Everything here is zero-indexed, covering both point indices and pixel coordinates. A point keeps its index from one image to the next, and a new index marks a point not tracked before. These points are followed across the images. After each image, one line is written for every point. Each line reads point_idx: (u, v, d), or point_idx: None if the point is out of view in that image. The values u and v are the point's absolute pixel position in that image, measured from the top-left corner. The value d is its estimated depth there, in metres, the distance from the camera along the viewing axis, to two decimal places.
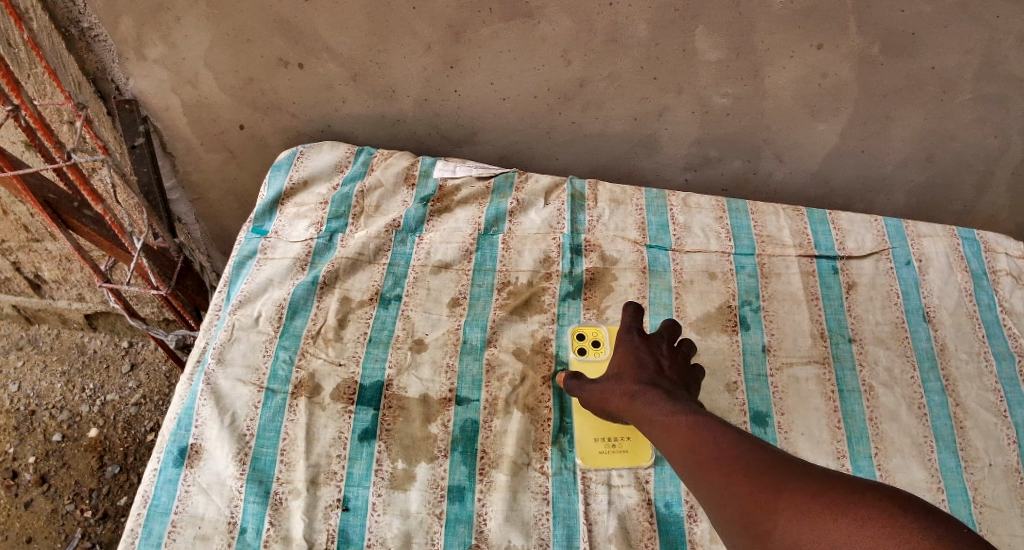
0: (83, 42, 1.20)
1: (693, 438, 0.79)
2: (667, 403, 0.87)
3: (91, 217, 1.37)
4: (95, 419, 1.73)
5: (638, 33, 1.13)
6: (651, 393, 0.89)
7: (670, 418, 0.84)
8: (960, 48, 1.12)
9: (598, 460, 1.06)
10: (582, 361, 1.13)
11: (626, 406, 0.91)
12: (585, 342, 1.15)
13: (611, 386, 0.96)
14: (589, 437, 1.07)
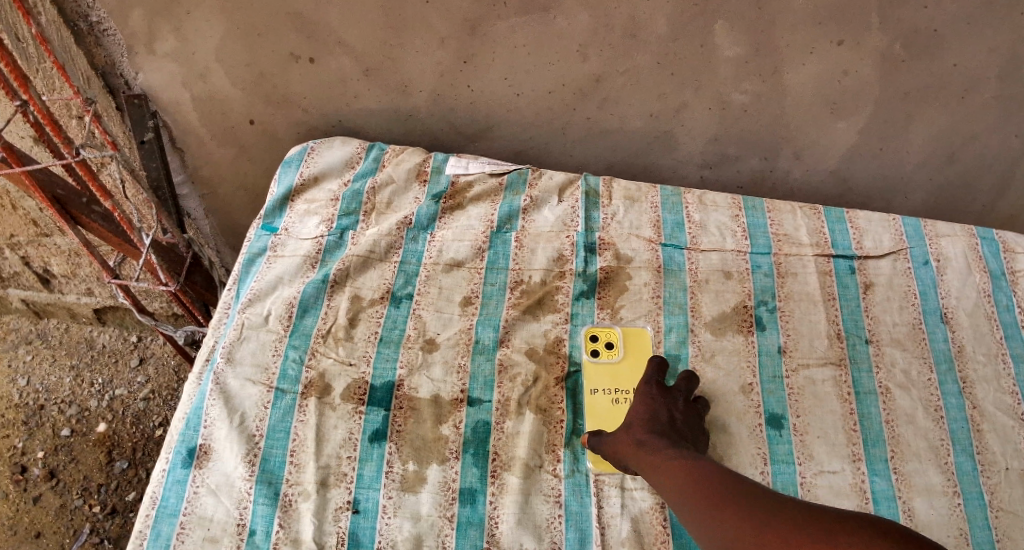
0: (93, 36, 1.19)
1: (693, 479, 0.88)
2: (671, 450, 0.95)
3: (100, 213, 1.36)
4: (104, 414, 1.72)
5: (656, 28, 1.12)
6: (656, 441, 0.97)
7: (672, 462, 0.92)
8: (985, 46, 1.10)
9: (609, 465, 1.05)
10: (596, 363, 1.12)
11: (633, 452, 0.97)
12: (598, 344, 1.14)
13: (619, 434, 1.01)
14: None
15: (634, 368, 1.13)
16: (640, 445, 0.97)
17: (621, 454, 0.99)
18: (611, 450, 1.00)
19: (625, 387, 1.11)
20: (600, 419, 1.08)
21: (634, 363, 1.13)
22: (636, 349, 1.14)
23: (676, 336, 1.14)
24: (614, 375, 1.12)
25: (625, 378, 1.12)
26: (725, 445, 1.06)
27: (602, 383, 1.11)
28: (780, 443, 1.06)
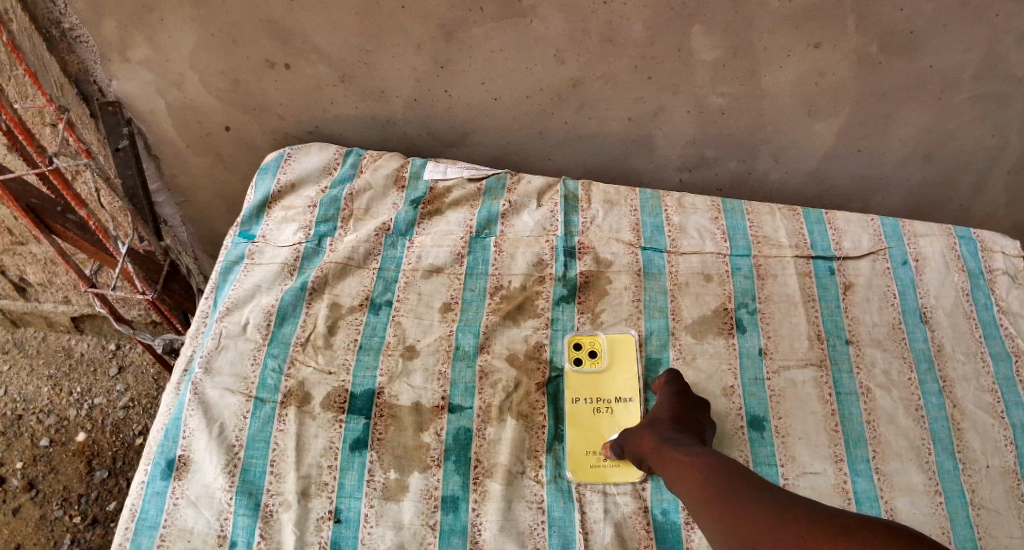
0: (65, 43, 1.18)
1: (698, 481, 0.84)
2: (684, 447, 0.92)
3: (75, 222, 1.34)
4: (83, 424, 1.70)
5: (633, 32, 1.11)
6: (672, 440, 0.94)
7: (682, 462, 0.89)
8: (959, 48, 1.11)
9: (589, 474, 1.04)
10: (578, 371, 1.12)
11: (654, 449, 0.95)
12: (581, 351, 1.13)
13: (642, 434, 1.00)
14: (582, 450, 1.06)
15: (617, 375, 1.13)
16: (658, 443, 0.95)
17: (644, 452, 0.97)
18: (636, 449, 0.99)
19: (607, 395, 1.11)
20: (581, 426, 1.09)
21: (617, 370, 1.13)
22: (619, 356, 1.14)
23: (657, 340, 1.14)
24: (596, 382, 1.12)
25: (607, 388, 1.12)
26: None
27: (584, 391, 1.11)
28: (763, 445, 1.06)
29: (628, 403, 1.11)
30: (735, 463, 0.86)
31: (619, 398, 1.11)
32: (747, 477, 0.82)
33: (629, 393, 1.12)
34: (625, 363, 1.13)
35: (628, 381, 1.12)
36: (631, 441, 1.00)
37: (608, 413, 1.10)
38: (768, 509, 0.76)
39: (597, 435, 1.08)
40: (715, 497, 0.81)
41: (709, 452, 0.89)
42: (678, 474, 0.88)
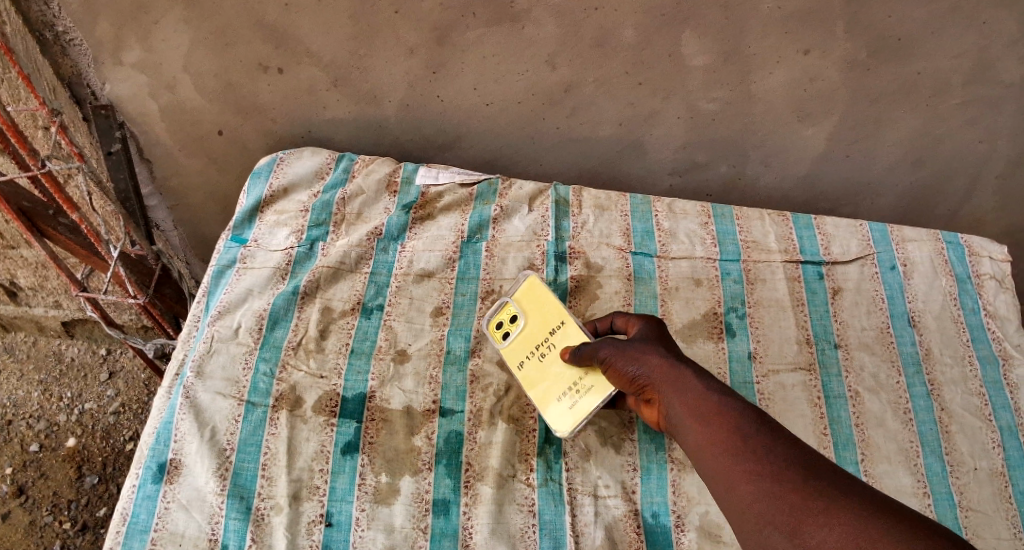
0: (58, 46, 1.17)
1: (709, 441, 0.75)
2: (692, 386, 0.81)
3: (67, 225, 1.34)
4: (73, 429, 1.69)
5: (625, 37, 1.12)
6: (678, 372, 0.83)
7: (701, 397, 0.79)
8: (948, 53, 1.12)
9: (574, 420, 0.99)
10: (506, 342, 1.08)
11: (663, 370, 0.84)
12: (502, 323, 1.10)
13: (639, 354, 0.87)
14: (555, 403, 1.01)
15: (540, 315, 1.06)
16: (661, 373, 0.84)
17: (647, 370, 0.86)
18: (635, 366, 0.87)
19: (541, 338, 1.05)
20: (538, 384, 1.03)
21: (534, 315, 1.07)
22: (531, 298, 1.08)
23: None
24: (524, 337, 1.07)
25: (538, 334, 1.05)
26: None
27: (521, 352, 1.06)
28: None
29: (564, 328, 1.03)
30: (756, 413, 0.76)
31: (552, 330, 1.04)
32: (769, 440, 0.72)
33: (558, 320, 1.04)
34: (538, 301, 1.07)
35: (552, 311, 1.05)
36: (625, 357, 0.89)
37: (551, 351, 1.03)
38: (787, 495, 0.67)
39: (556, 380, 1.02)
40: (727, 466, 0.72)
41: (723, 397, 0.78)
42: (686, 419, 0.79)
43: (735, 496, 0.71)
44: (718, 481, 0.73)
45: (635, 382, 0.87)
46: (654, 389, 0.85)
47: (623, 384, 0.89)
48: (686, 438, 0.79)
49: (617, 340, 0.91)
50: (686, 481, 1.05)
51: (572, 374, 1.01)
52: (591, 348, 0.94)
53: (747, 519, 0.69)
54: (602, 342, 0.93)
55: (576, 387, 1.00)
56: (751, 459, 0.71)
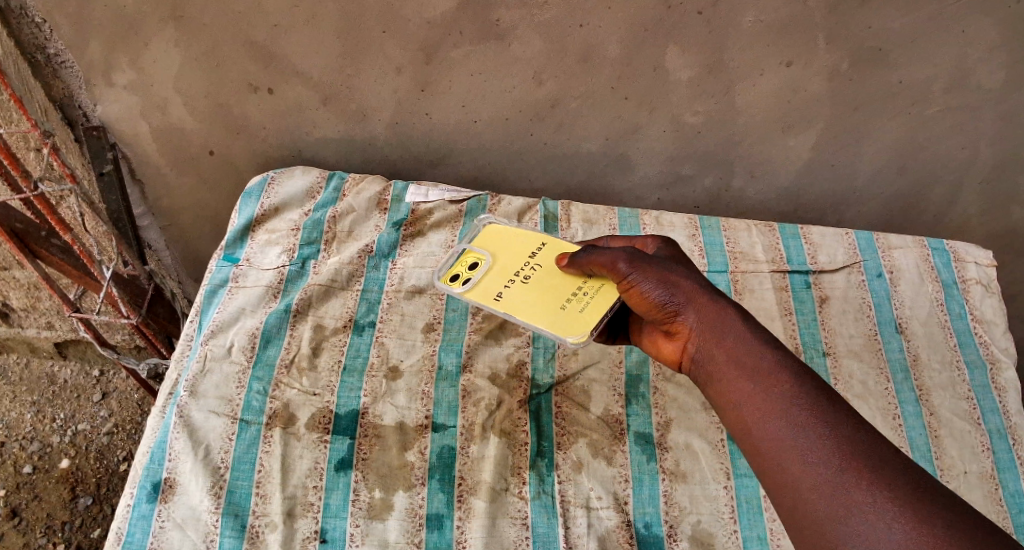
0: (50, 69, 1.19)
1: (762, 400, 0.74)
2: (737, 333, 0.79)
3: (59, 246, 1.35)
4: (66, 450, 1.69)
5: (610, 53, 1.14)
6: (720, 314, 0.82)
7: (747, 346, 0.78)
8: (928, 63, 1.14)
9: (591, 323, 0.93)
10: (474, 281, 1.01)
11: (702, 305, 0.82)
12: (458, 271, 1.03)
13: (674, 280, 0.84)
14: (560, 315, 0.94)
15: (509, 246, 1.05)
16: (698, 309, 0.82)
17: (682, 297, 0.83)
18: (669, 287, 0.83)
19: (517, 266, 1.02)
20: (530, 305, 0.96)
21: (501, 249, 1.04)
22: (493, 237, 1.06)
23: (637, 355, 1.16)
24: (497, 269, 1.02)
25: (513, 264, 1.02)
26: (687, 460, 1.07)
27: (496, 282, 1.00)
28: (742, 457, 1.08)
29: (546, 248, 1.03)
30: (811, 378, 0.75)
31: (532, 253, 1.03)
32: (827, 409, 0.71)
33: (537, 244, 1.04)
34: (505, 236, 1.06)
35: (525, 240, 1.05)
36: (657, 278, 0.84)
37: (538, 271, 1.00)
38: (846, 472, 0.66)
39: (553, 294, 0.97)
40: (778, 429, 0.72)
41: (781, 358, 0.76)
42: (731, 366, 0.78)
43: (785, 462, 0.70)
44: (766, 444, 0.72)
45: (664, 310, 0.84)
46: (685, 322, 0.83)
47: (646, 308, 0.85)
48: (729, 389, 0.78)
49: (646, 257, 0.86)
50: (677, 491, 1.05)
51: (569, 286, 0.97)
52: (610, 258, 0.87)
53: (795, 488, 0.68)
54: (625, 253, 0.87)
55: (578, 295, 0.96)
56: (810, 430, 0.70)
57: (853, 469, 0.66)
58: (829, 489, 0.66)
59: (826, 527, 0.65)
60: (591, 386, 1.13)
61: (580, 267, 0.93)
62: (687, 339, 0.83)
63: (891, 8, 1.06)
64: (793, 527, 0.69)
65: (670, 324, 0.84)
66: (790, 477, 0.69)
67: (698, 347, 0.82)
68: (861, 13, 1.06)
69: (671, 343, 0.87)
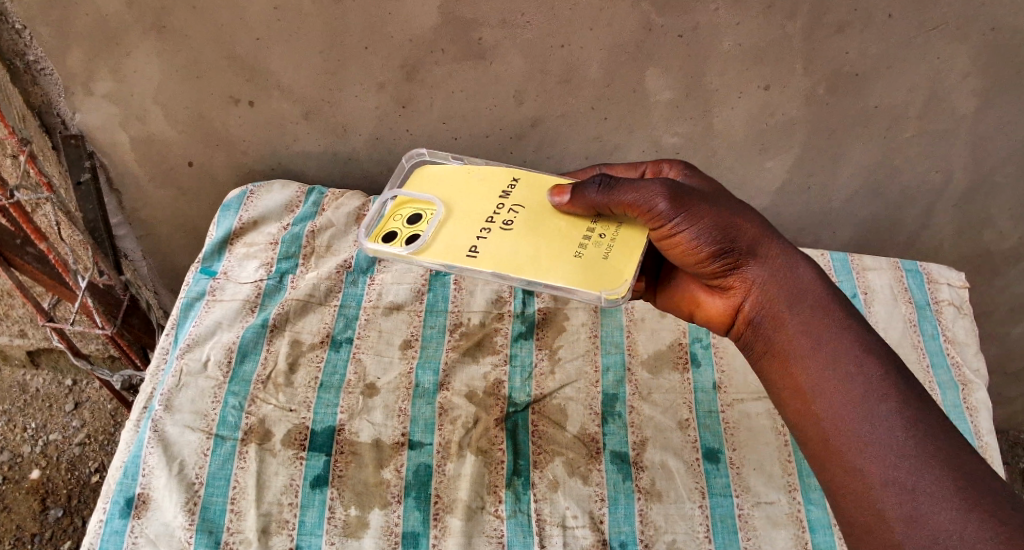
0: (29, 76, 1.17)
1: (829, 385, 0.77)
2: (812, 300, 0.82)
3: (34, 255, 1.33)
4: (37, 461, 1.67)
5: (590, 73, 1.15)
6: (789, 268, 0.83)
7: (816, 322, 0.81)
8: (904, 87, 1.15)
9: (620, 270, 0.81)
10: (433, 237, 0.84)
11: (765, 257, 0.83)
12: (401, 230, 0.85)
13: (733, 222, 0.81)
14: (579, 266, 0.81)
15: (464, 189, 0.90)
16: (763, 260, 0.83)
17: (744, 242, 0.82)
18: (727, 231, 0.81)
19: (487, 210, 0.87)
20: (533, 258, 0.81)
21: (458, 194, 0.89)
22: (434, 183, 0.91)
23: (613, 375, 1.16)
24: (460, 219, 0.86)
25: (481, 207, 0.87)
26: (663, 480, 1.07)
27: (470, 232, 0.84)
28: (718, 476, 1.08)
29: (516, 187, 0.90)
30: (878, 360, 0.77)
31: (500, 194, 0.89)
32: (889, 397, 0.74)
33: (503, 182, 0.90)
34: (451, 180, 0.91)
35: (482, 180, 0.90)
36: (709, 221, 0.80)
37: (521, 214, 0.86)
38: (920, 475, 0.70)
39: (558, 242, 0.83)
40: (840, 415, 0.75)
41: (868, 349, 0.78)
42: (800, 345, 0.81)
43: (853, 454, 0.73)
44: (835, 435, 0.75)
45: (720, 257, 0.82)
46: (746, 270, 0.83)
47: (699, 253, 0.82)
48: (798, 367, 0.80)
49: (692, 195, 0.80)
50: (652, 510, 1.04)
51: (578, 232, 0.85)
52: (645, 195, 0.79)
53: (860, 480, 0.72)
54: (662, 187, 0.79)
55: (588, 241, 0.84)
56: (889, 428, 0.72)
57: (926, 474, 0.70)
58: (882, 476, 0.71)
59: (885, 522, 0.70)
60: (568, 405, 1.14)
61: (594, 204, 0.82)
62: (745, 290, 0.84)
63: (868, 34, 1.07)
64: (847, 513, 0.74)
65: (726, 273, 0.84)
66: (857, 470, 0.73)
67: (759, 300, 0.84)
68: (838, 37, 1.08)
69: (718, 290, 0.88)
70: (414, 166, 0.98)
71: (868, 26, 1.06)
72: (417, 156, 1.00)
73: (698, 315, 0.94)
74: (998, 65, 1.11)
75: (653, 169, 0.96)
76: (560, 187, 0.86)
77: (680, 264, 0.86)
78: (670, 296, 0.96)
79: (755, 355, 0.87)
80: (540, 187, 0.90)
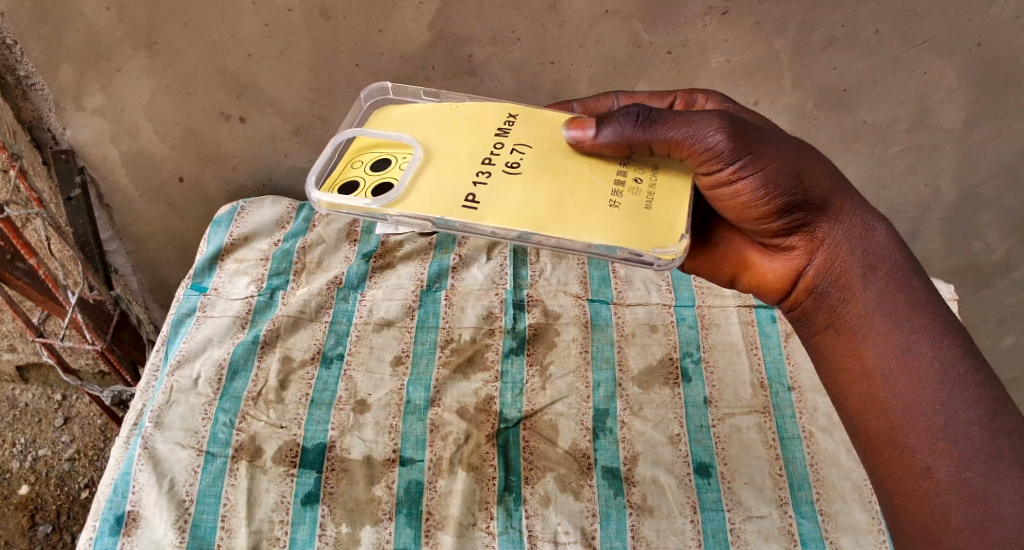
0: (19, 90, 1.16)
1: (902, 369, 0.76)
2: (886, 268, 0.79)
3: (24, 270, 1.31)
4: (26, 476, 1.66)
5: (580, 89, 1.16)
6: (862, 226, 0.79)
7: (891, 295, 0.78)
8: (891, 102, 1.16)
9: (669, 224, 0.70)
10: (412, 186, 0.71)
11: (839, 214, 0.78)
12: (365, 178, 0.73)
13: (804, 167, 0.75)
14: (618, 218, 0.70)
15: (446, 129, 0.77)
16: (834, 215, 0.78)
17: (817, 193, 0.76)
18: (796, 177, 0.75)
19: (480, 153, 0.74)
20: (555, 209, 0.69)
21: (439, 137, 0.76)
22: (407, 123, 0.78)
23: (604, 390, 1.16)
24: (445, 163, 0.73)
25: (466, 151, 0.74)
26: (654, 495, 1.07)
27: (457, 179, 0.72)
28: (709, 491, 1.08)
29: (514, 124, 0.77)
30: (956, 346, 0.75)
31: (497, 132, 0.76)
32: (961, 390, 0.73)
33: (498, 119, 0.78)
34: (428, 120, 0.79)
35: (470, 117, 0.78)
36: (775, 167, 0.74)
37: (528, 156, 0.74)
38: (988, 475, 0.70)
39: (583, 190, 0.72)
40: (908, 402, 0.75)
41: (947, 334, 0.75)
42: (874, 321, 0.78)
43: (919, 450, 0.74)
44: (901, 429, 0.75)
45: (786, 210, 0.76)
46: (815, 227, 0.79)
47: (764, 205, 0.76)
48: (865, 351, 0.78)
49: (758, 136, 0.73)
50: (644, 525, 1.05)
51: (607, 182, 0.73)
52: (703, 134, 0.71)
53: (924, 477, 0.73)
54: (721, 125, 0.71)
55: (620, 189, 0.72)
56: (962, 425, 0.72)
57: (998, 476, 0.70)
58: (946, 467, 0.72)
59: (944, 513, 0.72)
60: (559, 420, 1.14)
61: (628, 142, 0.72)
62: (811, 249, 0.80)
63: (855, 50, 1.08)
64: (906, 508, 0.76)
65: (791, 229, 0.79)
66: (922, 467, 0.74)
67: (827, 261, 0.80)
68: (825, 53, 1.09)
69: (778, 248, 0.83)
70: (374, 106, 0.84)
71: (854, 42, 1.07)
72: (378, 93, 0.86)
73: (747, 275, 0.90)
74: (983, 81, 1.12)
75: (684, 98, 0.92)
76: (579, 120, 0.75)
77: (737, 219, 0.79)
78: (715, 255, 0.91)
79: (816, 320, 0.83)
80: (543, 124, 0.78)
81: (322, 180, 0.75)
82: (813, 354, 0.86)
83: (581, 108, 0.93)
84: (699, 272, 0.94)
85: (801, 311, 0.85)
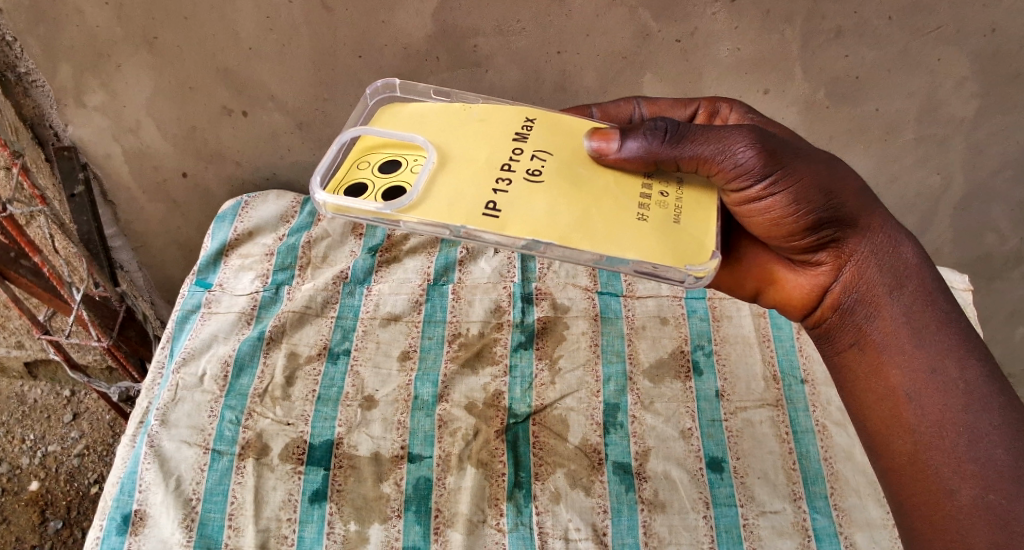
0: (20, 87, 1.15)
1: (930, 388, 0.74)
2: (914, 284, 0.77)
3: (29, 267, 1.28)
4: (36, 472, 1.66)
5: (586, 81, 1.14)
6: (889, 243, 0.78)
7: (918, 313, 0.76)
8: (903, 92, 1.14)
9: (703, 239, 0.70)
10: (426, 192, 0.69)
11: (870, 231, 0.77)
12: (373, 181, 0.70)
13: (833, 184, 0.74)
14: (646, 232, 0.69)
15: (461, 132, 0.75)
16: (864, 232, 0.77)
17: (847, 210, 0.76)
18: (829, 196, 0.74)
19: (500, 158, 0.72)
20: (583, 221, 0.68)
21: (451, 141, 0.74)
22: (416, 125, 0.76)
23: (615, 385, 1.15)
24: (461, 168, 0.71)
25: (479, 155, 0.72)
26: (666, 490, 1.05)
27: (472, 184, 0.70)
28: (722, 486, 1.06)
29: (532, 129, 0.76)
30: (982, 367, 0.74)
31: (514, 137, 0.75)
32: (988, 412, 0.71)
33: (514, 123, 0.76)
34: (439, 121, 0.77)
35: (484, 119, 0.76)
36: (805, 182, 0.73)
37: (548, 162, 0.72)
38: (1013, 499, 0.68)
39: (607, 203, 0.70)
40: (934, 423, 0.73)
41: (972, 354, 0.74)
42: (901, 340, 0.76)
43: (941, 472, 0.72)
44: (924, 450, 0.73)
45: (815, 226, 0.76)
46: (843, 243, 0.78)
47: (794, 221, 0.75)
48: (891, 368, 0.77)
49: (791, 153, 0.72)
50: (656, 521, 1.03)
51: (633, 197, 0.71)
52: (733, 151, 0.70)
53: (945, 499, 0.72)
54: (751, 140, 0.70)
55: (649, 198, 0.71)
56: (984, 448, 0.70)
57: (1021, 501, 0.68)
58: (969, 489, 0.70)
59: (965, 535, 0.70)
60: (569, 415, 1.12)
61: (653, 157, 0.70)
62: (838, 264, 0.79)
63: (866, 37, 1.06)
64: (924, 530, 0.74)
65: (818, 245, 0.78)
66: (945, 489, 0.72)
67: (854, 277, 0.79)
68: (836, 43, 1.07)
69: (805, 264, 0.82)
70: (380, 103, 0.82)
71: (866, 30, 1.05)
72: (385, 90, 0.84)
73: (772, 290, 0.88)
74: (996, 69, 1.10)
75: (707, 107, 0.93)
76: (601, 130, 0.73)
77: (767, 236, 0.79)
78: (741, 270, 0.88)
79: (840, 337, 0.82)
80: (561, 128, 0.76)
81: (327, 180, 0.73)
82: (835, 372, 0.84)
83: (601, 112, 0.93)
84: (722, 286, 0.91)
85: (826, 327, 0.84)
